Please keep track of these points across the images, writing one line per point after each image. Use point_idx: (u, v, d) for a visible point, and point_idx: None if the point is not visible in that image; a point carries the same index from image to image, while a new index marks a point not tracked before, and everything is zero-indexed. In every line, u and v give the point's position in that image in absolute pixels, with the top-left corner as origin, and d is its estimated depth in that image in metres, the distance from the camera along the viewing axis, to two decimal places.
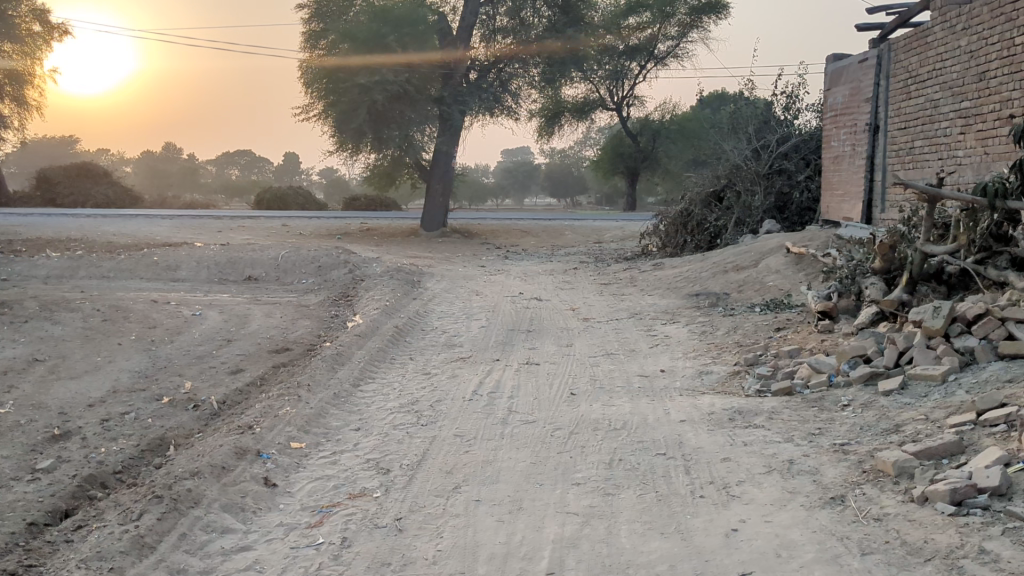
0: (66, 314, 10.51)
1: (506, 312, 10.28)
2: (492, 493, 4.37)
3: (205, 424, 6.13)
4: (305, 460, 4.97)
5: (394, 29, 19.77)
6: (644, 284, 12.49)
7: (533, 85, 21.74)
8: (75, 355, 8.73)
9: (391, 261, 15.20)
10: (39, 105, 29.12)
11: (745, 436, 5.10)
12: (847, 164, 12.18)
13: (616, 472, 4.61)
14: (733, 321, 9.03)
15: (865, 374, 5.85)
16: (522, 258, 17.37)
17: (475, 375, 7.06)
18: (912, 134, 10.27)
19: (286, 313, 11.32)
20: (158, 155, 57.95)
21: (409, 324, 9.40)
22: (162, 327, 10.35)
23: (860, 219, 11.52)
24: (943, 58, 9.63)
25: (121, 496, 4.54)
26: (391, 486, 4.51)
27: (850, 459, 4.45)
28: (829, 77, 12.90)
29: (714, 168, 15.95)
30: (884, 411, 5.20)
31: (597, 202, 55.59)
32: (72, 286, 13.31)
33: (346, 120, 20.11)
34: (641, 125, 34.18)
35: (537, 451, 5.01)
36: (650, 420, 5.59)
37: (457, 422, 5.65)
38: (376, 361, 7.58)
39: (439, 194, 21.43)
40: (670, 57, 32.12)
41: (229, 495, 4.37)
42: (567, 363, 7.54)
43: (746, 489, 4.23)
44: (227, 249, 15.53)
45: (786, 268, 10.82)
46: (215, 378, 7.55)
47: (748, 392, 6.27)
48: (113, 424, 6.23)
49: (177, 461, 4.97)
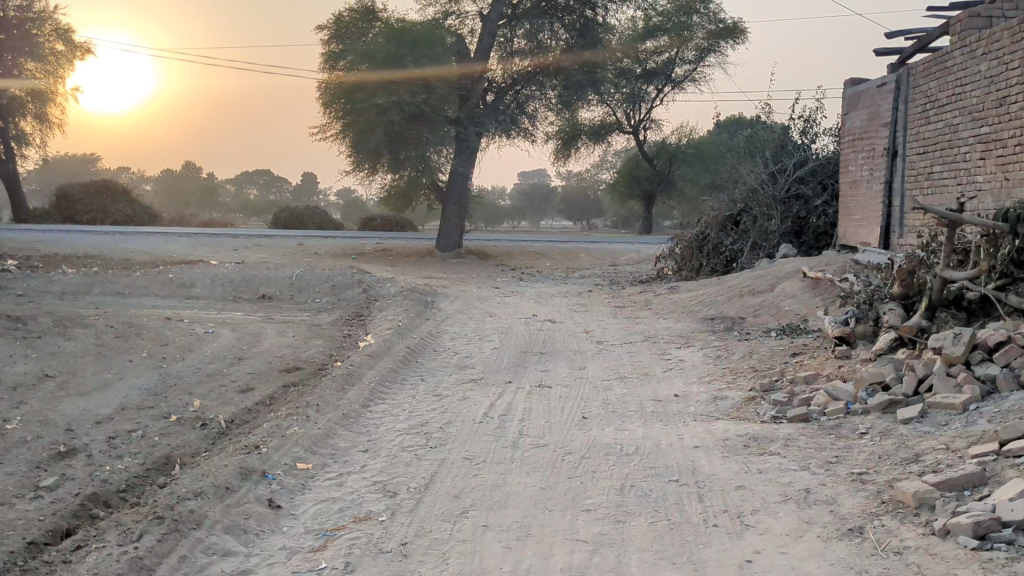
0: (79, 329, 10.51)
1: (519, 334, 10.20)
2: (500, 518, 4.27)
3: (212, 442, 6.06)
4: (310, 482, 4.89)
5: (411, 50, 19.87)
6: (659, 308, 12.38)
7: (550, 108, 21.75)
8: (85, 372, 8.69)
9: (405, 281, 15.15)
10: (61, 123, 29.28)
11: (761, 464, 4.99)
12: (864, 189, 12.07)
13: (627, 499, 4.50)
14: (749, 346, 8.91)
15: (883, 402, 5.73)
16: (537, 279, 17.30)
17: (487, 397, 6.97)
18: (931, 159, 10.15)
19: (299, 332, 11.26)
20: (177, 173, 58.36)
21: (421, 345, 9.33)
22: (174, 345, 10.32)
23: (878, 244, 11.38)
24: (962, 83, 9.53)
25: (123, 516, 4.46)
26: (397, 510, 4.42)
27: (869, 489, 4.33)
28: (848, 101, 12.82)
29: (731, 191, 15.85)
30: (903, 440, 5.07)
31: (613, 226, 55.49)
32: (87, 302, 13.32)
33: (363, 140, 20.15)
34: (658, 149, 34.15)
35: (547, 476, 4.91)
36: (663, 445, 5.48)
37: (467, 445, 5.56)
38: (386, 382, 7.51)
39: (455, 216, 21.45)
40: (687, 81, 32.12)
41: (232, 516, 4.29)
42: (580, 386, 7.43)
43: (760, 518, 4.12)
44: (242, 267, 15.52)
45: (802, 293, 10.70)
46: (223, 396, 7.48)
47: (763, 418, 6.15)
48: (119, 441, 6.17)
49: (181, 480, 4.90)
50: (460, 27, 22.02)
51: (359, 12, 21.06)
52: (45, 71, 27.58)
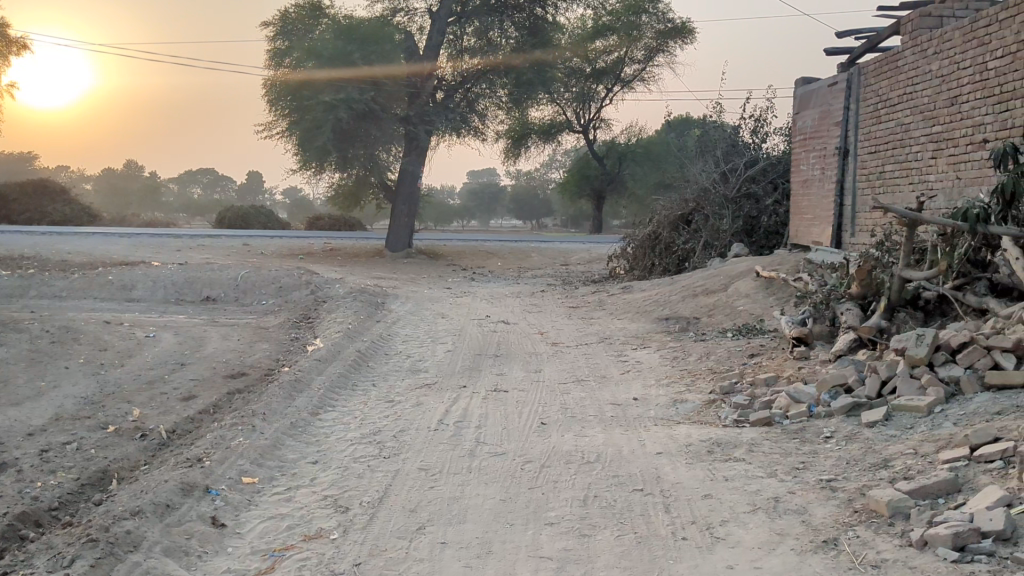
0: (13, 334, 10.05)
1: (472, 336, 9.98)
2: (459, 534, 4.06)
3: (153, 455, 5.75)
4: (256, 497, 4.62)
5: (359, 48, 19.54)
6: (613, 308, 12.26)
7: (500, 106, 21.66)
8: (18, 380, 8.27)
9: (354, 282, 14.85)
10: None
11: (726, 471, 4.84)
12: (816, 188, 12.06)
13: (591, 511, 4.31)
14: (705, 347, 8.81)
15: (847, 405, 5.62)
16: (488, 279, 17.10)
17: (441, 403, 6.74)
18: (882, 159, 10.16)
19: (245, 335, 10.93)
20: (119, 172, 57.06)
21: (372, 348, 9.07)
22: (113, 350, 9.92)
23: (830, 243, 11.37)
24: (914, 82, 9.53)
25: (54, 538, 4.15)
26: (349, 527, 4.18)
27: (839, 497, 4.20)
28: (799, 100, 12.83)
29: (682, 190, 15.80)
30: (869, 444, 4.96)
31: (563, 224, 55.53)
32: (22, 307, 12.79)
33: (310, 139, 19.73)
34: (607, 148, 34.17)
35: (507, 487, 4.71)
36: (625, 452, 5.31)
37: (422, 455, 5.34)
38: (336, 387, 7.24)
39: (405, 216, 21.22)
40: (636, 81, 32.17)
41: (173, 537, 4.02)
42: (536, 390, 7.24)
43: (730, 530, 3.97)
44: (185, 268, 15.08)
45: (756, 292, 10.64)
46: (165, 405, 7.15)
47: (724, 422, 6.01)
48: (52, 455, 5.82)
49: (118, 498, 4.60)
50: (408, 24, 21.74)
51: (305, 9, 20.61)
52: None
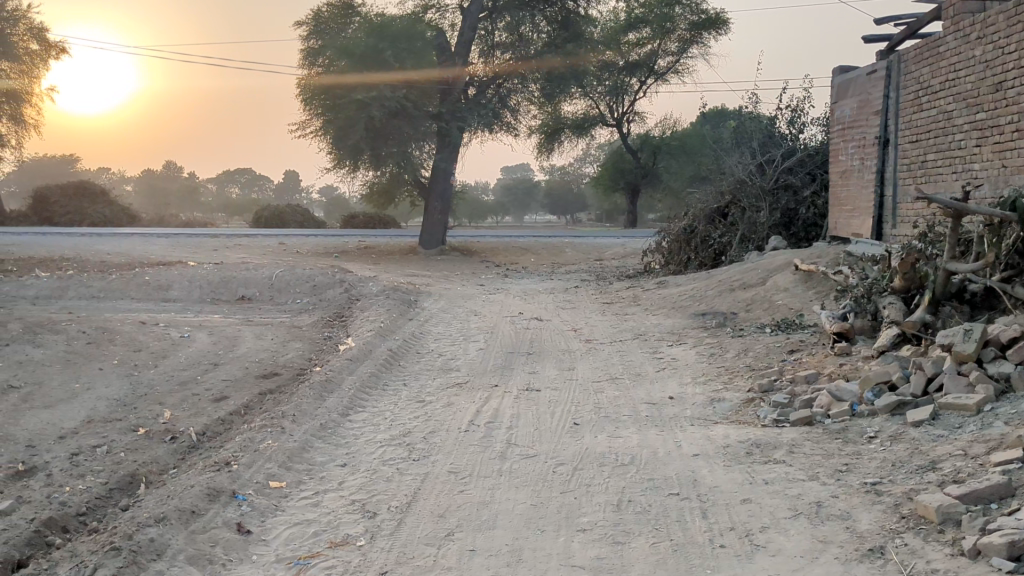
0: (49, 336, 10.10)
1: (505, 334, 9.85)
2: (488, 541, 3.94)
3: (181, 458, 5.69)
4: (283, 502, 4.54)
5: (391, 45, 19.46)
6: (648, 303, 12.08)
7: (533, 101, 21.42)
8: (53, 382, 8.29)
9: (387, 280, 14.80)
10: (37, 123, 28.73)
11: (766, 474, 4.67)
12: (855, 179, 11.78)
13: (625, 516, 4.17)
14: (743, 343, 8.61)
15: (891, 404, 5.43)
16: (522, 276, 16.97)
17: (472, 403, 6.62)
18: (924, 148, 9.88)
19: (278, 334, 10.90)
20: (158, 173, 57.76)
21: (403, 347, 8.98)
22: (148, 350, 9.94)
23: (870, 235, 11.10)
24: (957, 68, 9.24)
25: (79, 546, 4.09)
26: (377, 533, 4.08)
27: (885, 501, 4.02)
28: (836, 89, 12.54)
29: (718, 183, 15.58)
30: (916, 445, 4.77)
31: (598, 219, 55.25)
32: (60, 308, 12.88)
33: (343, 136, 19.72)
34: (641, 141, 33.87)
35: (538, 491, 4.58)
36: (660, 454, 5.16)
37: (452, 457, 5.23)
38: (367, 387, 7.16)
39: (438, 212, 21.17)
40: (670, 73, 31.80)
41: (197, 544, 3.94)
42: (570, 389, 7.11)
43: (771, 537, 3.80)
44: (221, 268, 15.15)
45: (795, 286, 10.42)
46: (196, 407, 7.11)
47: (764, 421, 5.84)
48: (82, 458, 5.78)
49: (145, 504, 4.53)
50: (440, 20, 21.65)
51: (337, 8, 20.56)
52: (20, 71, 26.98)
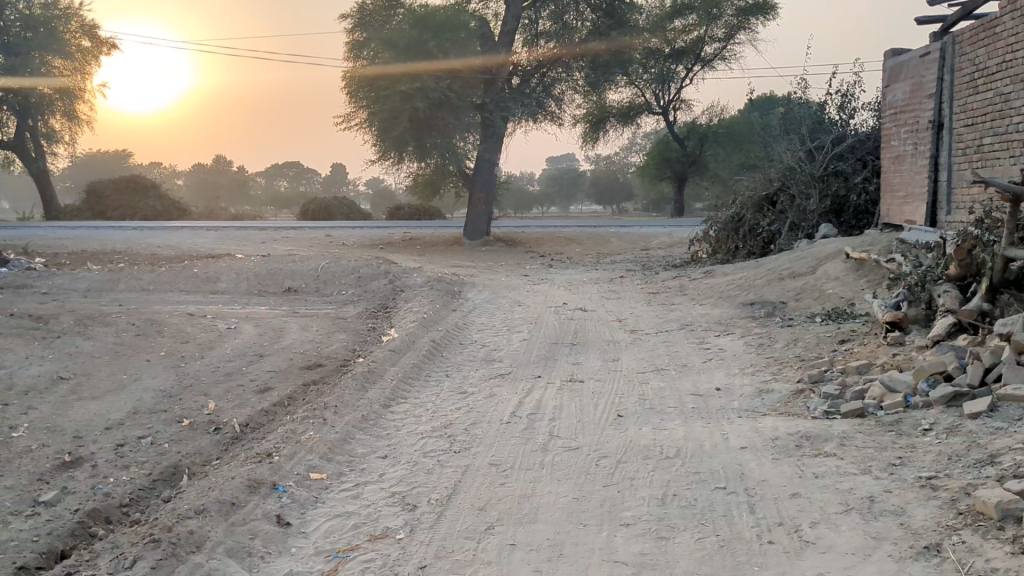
0: (100, 328, 10.24)
1: (549, 324, 9.76)
2: (529, 535, 3.86)
3: (225, 450, 5.70)
4: (324, 494, 4.50)
5: (434, 35, 19.45)
6: (694, 293, 11.90)
7: (577, 89, 21.29)
8: (101, 373, 8.38)
9: (432, 271, 14.77)
10: (90, 120, 29.25)
11: (816, 468, 4.52)
12: (908, 165, 11.47)
13: (670, 511, 4.06)
14: (792, 333, 8.41)
15: (946, 395, 5.24)
16: (568, 266, 16.86)
17: (515, 394, 6.56)
18: (980, 131, 9.57)
19: (323, 326, 10.92)
20: (209, 168, 58.58)
21: (446, 338, 8.93)
22: (194, 342, 10.01)
23: (924, 222, 10.80)
24: (1014, 49, 8.92)
25: (120, 537, 4.10)
26: (416, 526, 4.02)
27: (941, 497, 3.86)
28: (888, 73, 12.23)
29: (766, 170, 15.34)
30: (973, 438, 4.59)
31: (645, 209, 54.81)
32: (110, 300, 13.06)
33: (388, 128, 19.77)
34: (688, 129, 33.47)
35: (581, 484, 4.49)
36: (706, 447, 5.04)
37: (493, 449, 5.16)
38: (409, 378, 7.13)
39: (482, 203, 21.10)
40: (716, 60, 31.39)
41: (236, 536, 3.92)
42: (614, 380, 7.01)
43: (822, 534, 3.67)
44: (267, 260, 15.25)
45: (846, 275, 10.18)
46: (241, 398, 7.13)
47: (813, 414, 5.67)
48: (127, 449, 5.82)
49: (186, 495, 4.53)
50: (484, 10, 21.60)
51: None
52: (72, 68, 27.44)
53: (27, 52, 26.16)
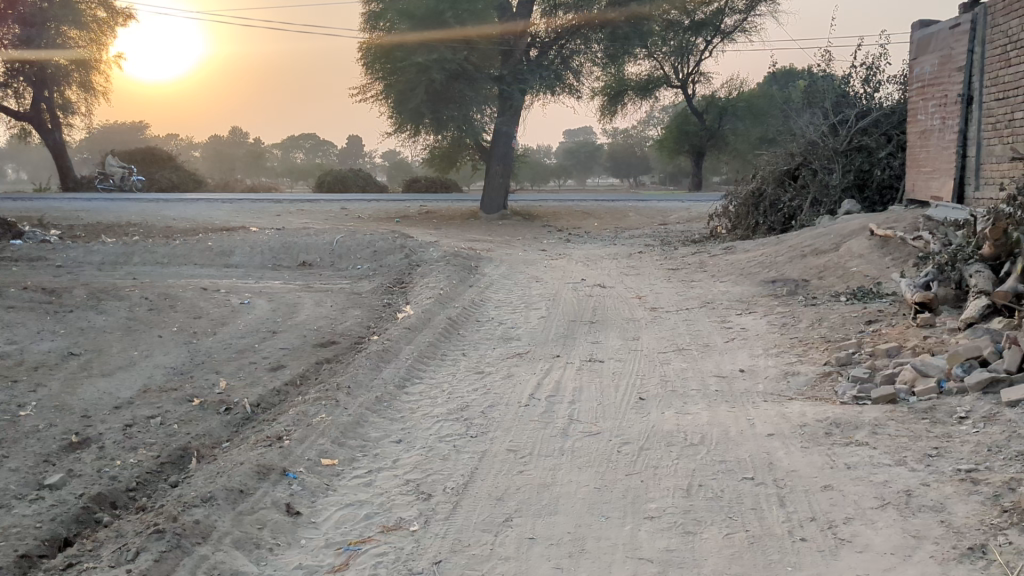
0: (113, 303, 10.12)
1: (567, 301, 9.57)
2: (549, 529, 3.70)
3: (235, 432, 5.56)
4: (335, 481, 4.35)
5: (451, 5, 18.93)
6: (715, 270, 11.68)
7: (595, 62, 20.93)
8: (113, 349, 8.26)
9: (449, 245, 14.58)
10: (105, 90, 29.05)
11: (848, 458, 4.33)
12: (935, 140, 11.16)
13: (696, 504, 3.89)
14: (817, 312, 8.19)
15: (984, 380, 5.03)
16: (585, 240, 16.67)
17: (532, 374, 6.39)
18: (1012, 105, 9.26)
19: (338, 301, 10.76)
20: (225, 140, 58.43)
21: (463, 315, 8.75)
22: (208, 317, 9.88)
23: (951, 198, 10.51)
24: None
25: (125, 525, 3.97)
26: (431, 517, 3.87)
27: (983, 492, 3.67)
28: (916, 45, 11.88)
29: (788, 143, 15.00)
30: (1013, 428, 4.38)
31: (663, 182, 54.31)
32: (125, 273, 12.94)
33: (405, 100, 19.53)
34: (707, 103, 32.99)
35: (602, 473, 4.31)
36: (732, 433, 4.86)
37: (511, 434, 4.99)
38: (425, 358, 6.96)
39: (499, 175, 20.85)
40: (737, 32, 30.87)
41: (244, 527, 3.78)
42: (635, 360, 6.82)
43: (857, 531, 3.49)
44: (282, 233, 15.08)
45: (870, 252, 9.93)
46: (253, 376, 7.00)
47: (842, 398, 5.47)
48: (136, 430, 5.68)
49: (195, 481, 4.39)
50: None
51: None
52: (87, 39, 27.00)
53: (43, 23, 25.90)
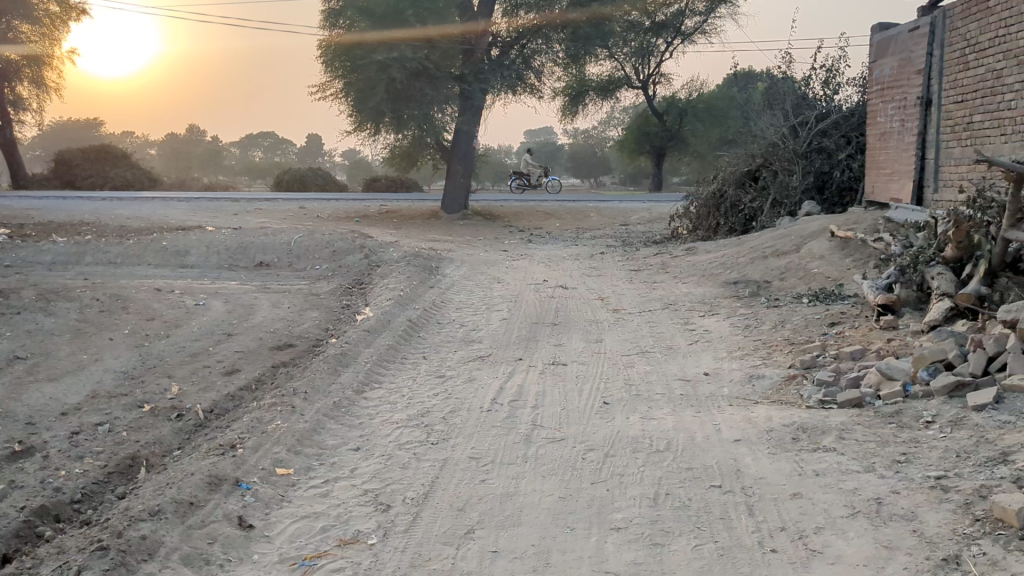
0: (62, 304, 9.81)
1: (529, 303, 9.46)
2: (512, 541, 3.57)
3: (186, 439, 5.37)
4: (290, 492, 4.19)
5: (412, 2, 18.75)
6: (678, 270, 11.64)
7: (557, 62, 20.81)
8: (60, 353, 7.99)
9: (409, 245, 14.37)
10: (57, 86, 28.55)
11: (817, 464, 4.26)
12: (895, 142, 11.22)
13: (663, 513, 3.79)
14: (780, 314, 8.16)
15: (949, 384, 4.99)
16: (547, 241, 16.58)
17: (495, 378, 6.26)
18: (970, 108, 9.31)
19: (295, 303, 10.55)
20: (181, 138, 57.48)
21: (423, 317, 8.61)
22: (160, 319, 9.60)
23: (910, 200, 10.55)
24: (1006, 24, 8.65)
25: (68, 540, 3.78)
26: (390, 530, 3.72)
27: (953, 499, 3.61)
28: (875, 47, 11.93)
29: (749, 144, 15.02)
30: (980, 432, 4.35)
31: (624, 183, 54.42)
32: (76, 274, 12.60)
33: (365, 98, 19.28)
34: (667, 104, 33.08)
35: (567, 481, 4.20)
36: (698, 439, 4.77)
37: (473, 441, 4.85)
38: (384, 361, 6.80)
39: (460, 174, 20.69)
40: (697, 34, 30.93)
41: (193, 542, 3.61)
42: (599, 364, 6.71)
43: (828, 542, 3.41)
44: (239, 233, 14.80)
45: (831, 253, 9.94)
46: (206, 380, 6.79)
47: (808, 402, 5.41)
48: (83, 438, 5.47)
49: (143, 492, 4.21)
50: None
51: None
52: (41, 34, 26.20)
53: None
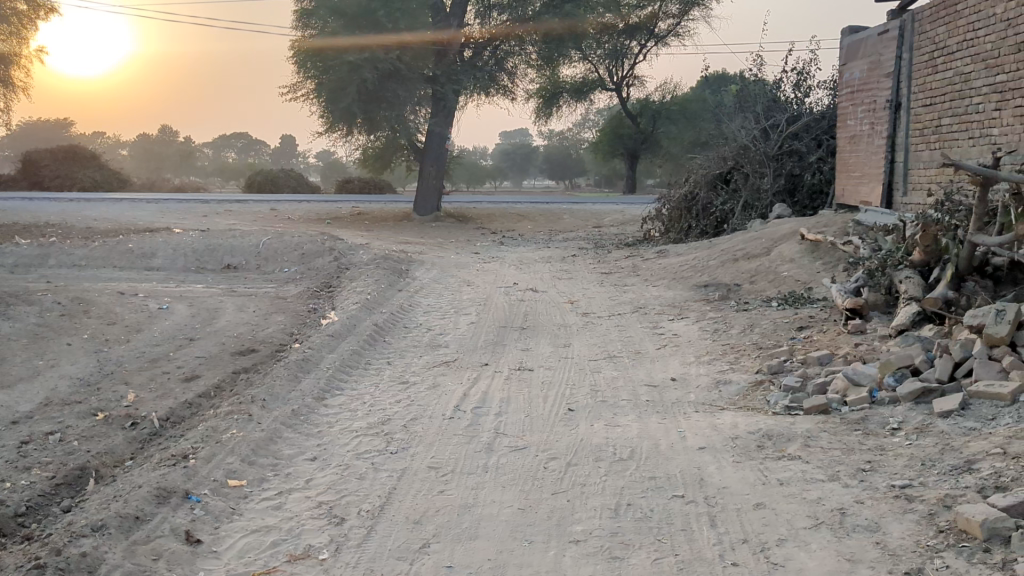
0: (22, 308, 9.58)
1: (498, 306, 9.35)
2: (469, 555, 3.47)
3: (139, 449, 5.22)
4: (242, 504, 4.06)
5: (383, 3, 18.72)
6: (648, 273, 11.58)
7: (530, 64, 20.75)
8: (15, 359, 7.79)
9: (379, 247, 14.23)
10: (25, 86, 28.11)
11: (781, 473, 4.19)
12: (865, 145, 11.22)
13: (624, 524, 3.71)
14: (749, 318, 8.10)
15: (915, 391, 4.93)
16: (519, 243, 16.47)
17: (459, 385, 6.14)
18: (938, 111, 9.32)
19: (261, 306, 10.37)
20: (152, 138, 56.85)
21: (390, 321, 8.47)
22: (122, 324, 9.40)
23: (880, 203, 10.54)
24: (974, 27, 8.65)
25: (6, 557, 3.63)
26: (343, 544, 3.61)
27: (918, 510, 3.55)
28: (845, 51, 11.94)
29: (721, 147, 15.01)
30: (946, 439, 4.30)
31: (598, 184, 54.45)
32: (38, 276, 12.35)
33: (335, 99, 19.10)
34: (641, 106, 33.16)
35: (527, 492, 4.10)
36: (662, 447, 4.68)
37: (433, 450, 4.75)
38: (347, 367, 6.67)
39: (432, 176, 20.56)
40: (671, 36, 31.00)
41: (138, 557, 3.48)
42: (565, 369, 6.62)
43: (790, 554, 3.33)
44: (207, 234, 14.59)
45: (801, 256, 9.91)
46: (164, 387, 6.61)
47: (774, 408, 5.34)
48: (32, 448, 5.31)
49: (88, 505, 4.07)
50: None
51: None
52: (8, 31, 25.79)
53: None
